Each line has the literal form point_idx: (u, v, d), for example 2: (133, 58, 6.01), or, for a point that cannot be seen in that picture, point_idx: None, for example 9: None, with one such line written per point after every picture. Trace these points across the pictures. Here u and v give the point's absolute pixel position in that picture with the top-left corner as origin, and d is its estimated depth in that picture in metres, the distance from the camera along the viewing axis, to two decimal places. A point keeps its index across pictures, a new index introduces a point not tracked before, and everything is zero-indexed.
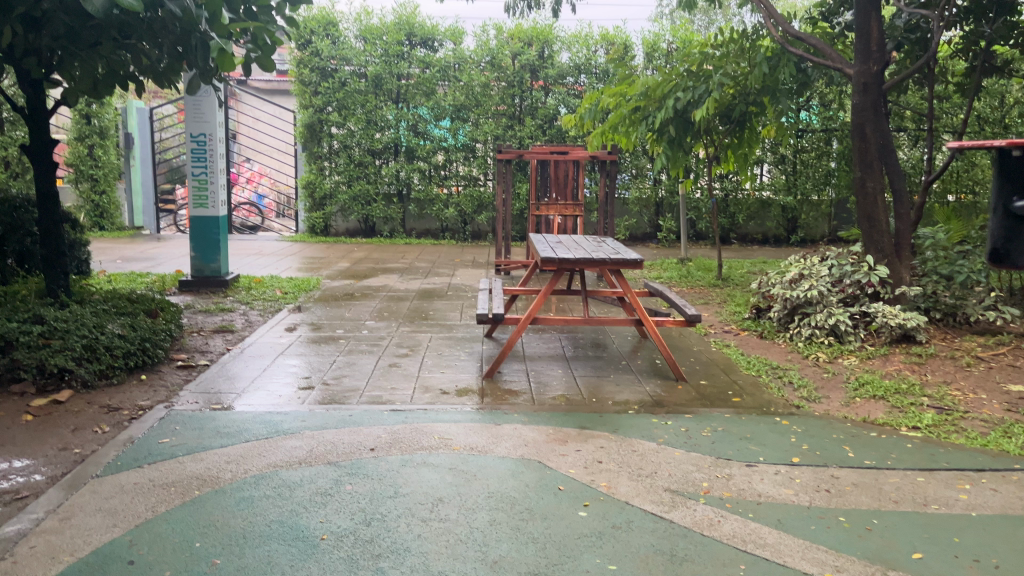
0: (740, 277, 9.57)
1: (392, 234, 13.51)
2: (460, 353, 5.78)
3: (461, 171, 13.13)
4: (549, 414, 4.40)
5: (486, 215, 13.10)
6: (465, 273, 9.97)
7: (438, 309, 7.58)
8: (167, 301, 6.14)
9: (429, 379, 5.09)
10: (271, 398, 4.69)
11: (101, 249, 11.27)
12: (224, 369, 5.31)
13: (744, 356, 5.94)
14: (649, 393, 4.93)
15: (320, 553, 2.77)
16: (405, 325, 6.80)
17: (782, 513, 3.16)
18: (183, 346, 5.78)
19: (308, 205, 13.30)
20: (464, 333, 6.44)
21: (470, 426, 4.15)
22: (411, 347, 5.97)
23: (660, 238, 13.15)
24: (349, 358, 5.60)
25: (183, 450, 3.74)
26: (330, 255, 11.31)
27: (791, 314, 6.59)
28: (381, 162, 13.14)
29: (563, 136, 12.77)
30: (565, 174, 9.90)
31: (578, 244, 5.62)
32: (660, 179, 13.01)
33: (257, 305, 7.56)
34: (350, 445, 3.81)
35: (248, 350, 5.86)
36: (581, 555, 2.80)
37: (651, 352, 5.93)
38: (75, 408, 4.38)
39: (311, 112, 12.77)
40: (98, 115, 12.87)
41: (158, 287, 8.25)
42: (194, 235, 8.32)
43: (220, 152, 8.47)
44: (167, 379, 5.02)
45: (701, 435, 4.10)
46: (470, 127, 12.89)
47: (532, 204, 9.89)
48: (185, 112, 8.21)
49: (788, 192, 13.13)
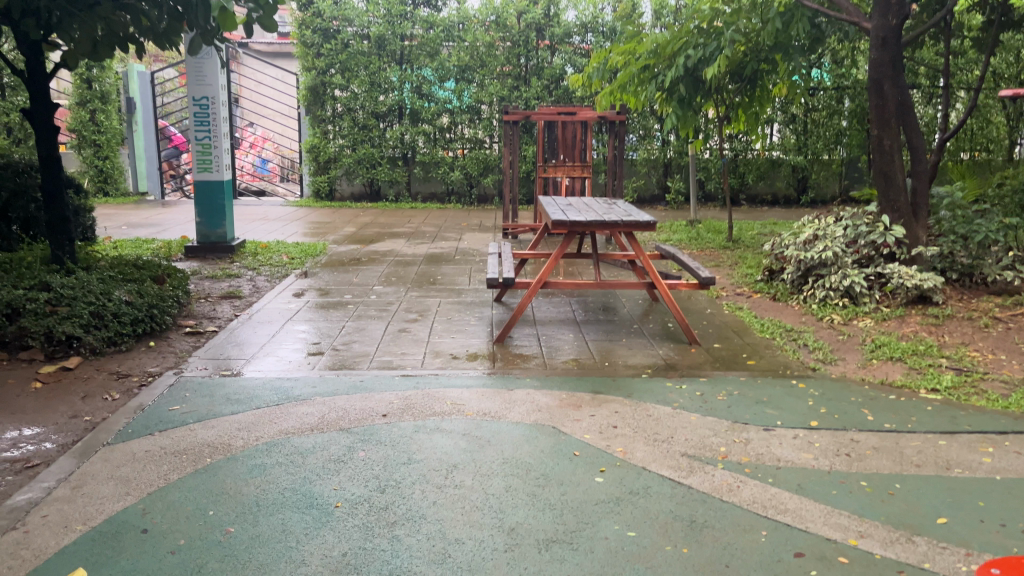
0: (751, 238, 9.46)
1: (397, 198, 13.39)
2: (470, 318, 5.72)
3: (466, 133, 12.95)
4: (562, 378, 4.35)
5: (492, 177, 12.95)
6: (472, 236, 9.87)
7: (446, 273, 7.50)
8: (174, 267, 6.07)
9: (439, 344, 5.04)
10: (281, 364, 4.65)
11: (105, 215, 11.19)
12: (232, 335, 5.26)
13: (758, 318, 5.87)
14: (662, 356, 4.88)
15: (335, 521, 2.73)
16: (413, 290, 6.73)
17: (802, 478, 3.12)
18: (191, 312, 5.73)
19: (313, 169, 13.15)
20: (473, 298, 6.38)
21: (481, 392, 4.10)
22: (420, 312, 5.91)
23: (669, 200, 13.00)
24: (358, 324, 5.55)
25: (193, 417, 3.70)
26: (335, 220, 11.21)
27: (805, 276, 6.49)
28: (385, 125, 12.96)
29: (570, 96, 12.55)
30: (573, 135, 9.74)
31: (589, 206, 5.51)
32: (669, 139, 12.82)
33: (264, 271, 7.49)
34: (361, 411, 3.77)
35: (255, 315, 5.81)
36: (599, 522, 2.76)
37: (663, 315, 5.85)
38: (84, 376, 4.34)
39: (314, 75, 12.58)
40: (99, 79, 12.71)
41: (163, 253, 8.19)
42: (199, 201, 8.23)
43: (223, 116, 8.33)
44: (176, 346, 4.97)
45: (717, 399, 4.05)
46: (475, 88, 12.68)
47: (540, 167, 9.75)
48: (186, 75, 8.06)
49: (798, 152, 12.95)
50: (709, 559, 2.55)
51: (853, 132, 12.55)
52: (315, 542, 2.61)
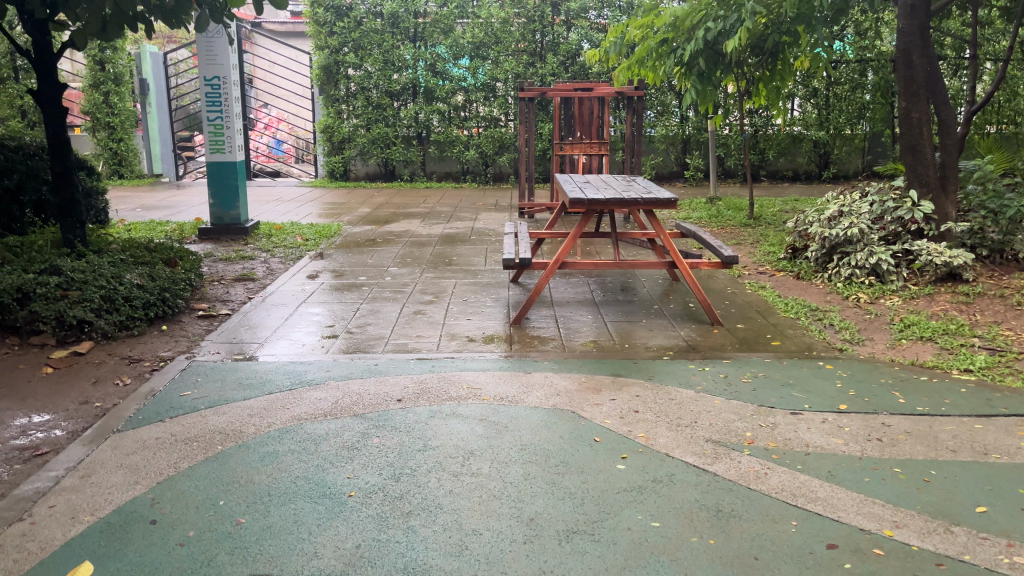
0: (772, 215, 9.26)
1: (412, 177, 13.26)
2: (486, 299, 5.62)
3: (481, 111, 12.77)
4: (580, 361, 4.24)
5: (507, 156, 12.79)
6: (488, 216, 9.74)
7: (462, 254, 7.39)
8: (187, 249, 6.00)
9: (455, 326, 4.94)
10: (295, 348, 4.57)
11: (120, 198, 11.16)
12: (246, 318, 5.20)
13: (782, 298, 5.72)
14: (683, 337, 4.75)
15: (348, 512, 2.65)
16: (429, 271, 6.63)
17: (833, 465, 2.99)
18: (204, 295, 5.67)
19: (327, 149, 13.03)
20: (489, 279, 6.27)
21: (498, 375, 4.00)
22: (435, 293, 5.81)
23: (687, 177, 12.79)
24: (372, 306, 5.46)
25: (204, 402, 3.63)
26: (350, 200, 11.12)
27: (830, 254, 6.32)
28: (400, 104, 12.82)
29: (587, 72, 12.35)
30: (590, 112, 9.56)
31: (607, 184, 5.36)
32: (687, 115, 12.60)
33: (278, 252, 7.42)
34: (376, 396, 3.68)
35: (269, 298, 5.74)
36: (621, 511, 2.66)
37: (684, 295, 5.71)
38: (96, 361, 4.28)
39: (327, 53, 12.43)
40: (112, 60, 12.67)
41: (177, 235, 8.13)
42: (212, 182, 8.15)
43: (235, 96, 8.22)
44: (189, 329, 4.91)
45: (741, 381, 3.92)
46: (490, 65, 12.50)
47: (556, 144, 9.60)
48: (197, 54, 7.96)
49: (820, 127, 12.68)
50: (737, 550, 2.44)
51: (877, 105, 12.25)
52: (327, 533, 2.53)
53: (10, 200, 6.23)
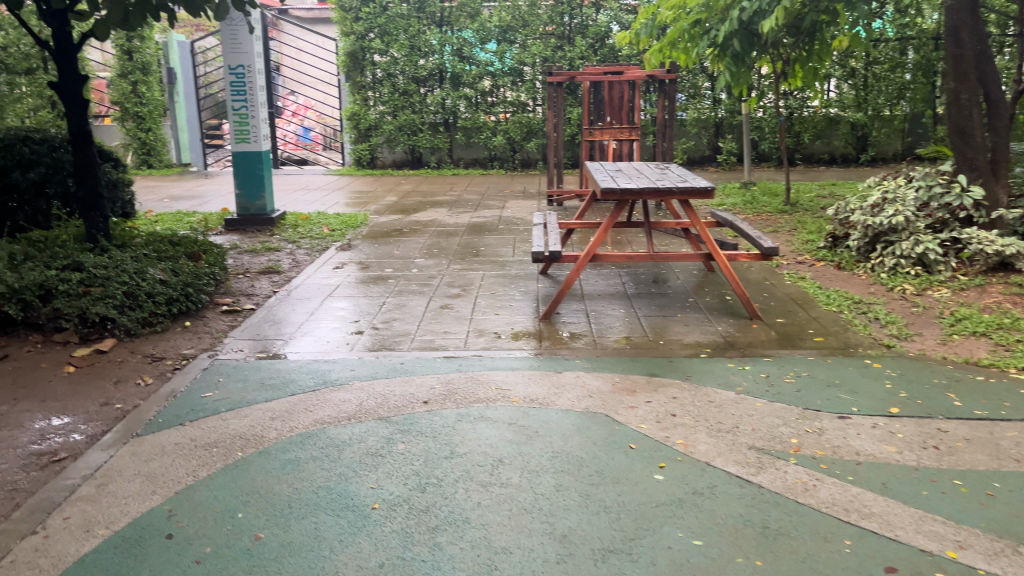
0: (810, 201, 8.95)
1: (439, 164, 13.08)
2: (514, 292, 5.46)
3: (509, 96, 12.56)
4: (613, 359, 4.07)
5: (535, 141, 12.58)
6: (516, 204, 9.56)
7: (490, 244, 7.23)
8: (211, 242, 5.90)
9: (483, 322, 4.79)
10: (319, 345, 4.45)
11: (148, 188, 11.16)
12: (270, 313, 5.10)
13: (823, 289, 5.48)
14: (720, 333, 4.55)
15: (371, 526, 2.52)
16: (456, 263, 6.48)
17: (886, 476, 2.80)
18: (228, 289, 5.58)
19: (354, 137, 12.92)
20: (517, 271, 6.10)
21: (529, 375, 3.84)
22: (463, 286, 5.66)
23: (720, 161, 12.47)
24: (399, 300, 5.33)
25: (226, 405, 3.52)
26: (377, 189, 10.99)
27: (873, 243, 6.05)
28: (426, 90, 12.65)
29: (616, 55, 12.08)
30: (621, 96, 9.24)
31: (640, 172, 5.15)
32: (720, 98, 12.28)
33: (304, 244, 7.32)
34: (401, 398, 3.55)
35: (294, 292, 5.63)
36: (661, 528, 2.50)
37: (720, 288, 5.50)
38: (118, 359, 4.20)
39: (353, 40, 12.28)
40: (139, 50, 12.65)
41: (203, 226, 8.07)
42: (237, 172, 8.08)
43: (260, 84, 8.11)
44: (212, 326, 4.81)
45: (783, 382, 3.72)
46: (518, 49, 12.27)
47: (585, 129, 9.37)
48: (221, 43, 7.87)
49: (857, 108, 12.27)
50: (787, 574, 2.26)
51: (918, 85, 11.87)
52: (349, 550, 2.40)
53: (35, 193, 6.19)
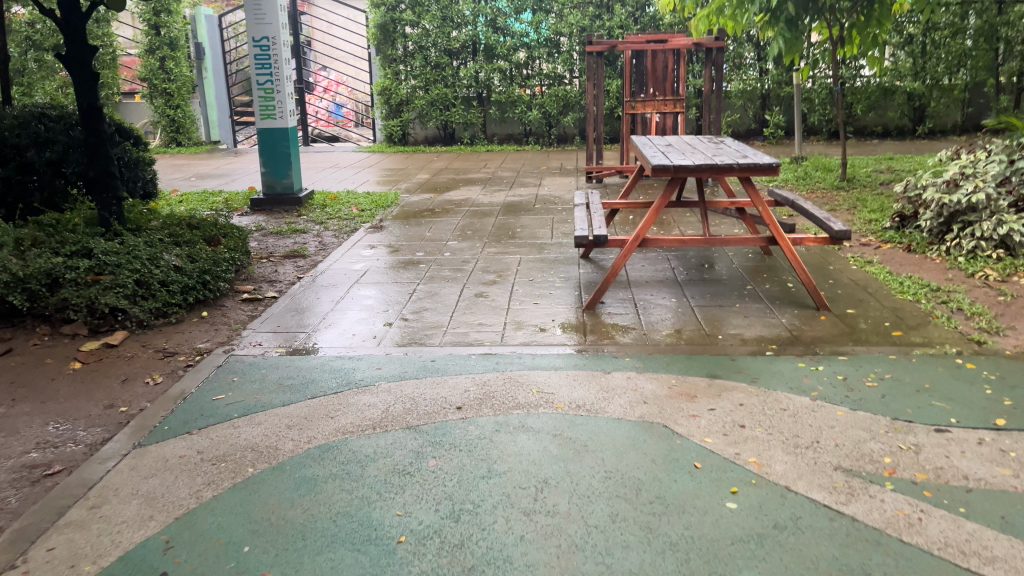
0: (867, 177, 8.37)
1: (472, 140, 12.62)
2: (555, 279, 5.04)
3: (544, 69, 12.06)
4: (668, 357, 3.65)
5: (572, 115, 12.07)
6: (553, 182, 9.11)
7: (527, 224, 6.81)
8: (231, 224, 5.58)
9: (521, 313, 4.39)
10: (344, 339, 4.10)
11: (176, 166, 10.91)
12: (292, 302, 4.76)
13: (894, 275, 4.95)
14: (785, 326, 4.10)
15: (397, 566, 2.15)
16: (491, 245, 6.08)
17: (1005, 508, 2.36)
18: (250, 275, 5.25)
19: (385, 113, 12.52)
20: (557, 254, 5.68)
21: (574, 377, 3.45)
22: (499, 272, 5.26)
23: (767, 135, 11.84)
24: (430, 287, 4.96)
25: (239, 409, 3.18)
26: (408, 166, 10.62)
27: (947, 223, 5.48)
28: (459, 63, 12.20)
29: (658, 24, 11.52)
30: (664, 66, 8.73)
31: (693, 147, 4.68)
32: (767, 69, 11.67)
33: (332, 225, 6.98)
34: (432, 403, 3.17)
35: (320, 278, 5.29)
36: (739, 574, 2.10)
37: (779, 274, 5.03)
38: (128, 355, 3.89)
39: (383, 12, 11.88)
40: (166, 24, 12.39)
41: (229, 206, 7.77)
42: (263, 150, 7.75)
43: (286, 57, 7.72)
44: (231, 316, 4.49)
45: (865, 385, 3.26)
46: (554, 19, 11.75)
47: (627, 102, 8.86)
48: (245, 13, 7.51)
49: (914, 77, 11.53)
50: None
51: (979, 52, 11.05)
52: None
53: (52, 173, 5.89)
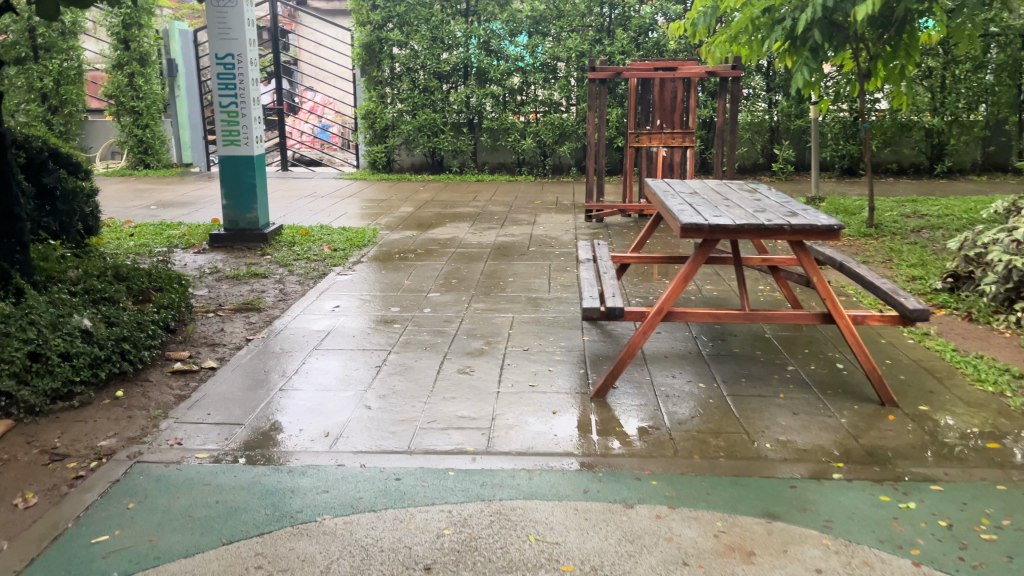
0: (894, 223, 7.61)
1: (461, 169, 11.79)
2: (556, 349, 4.20)
3: (540, 95, 11.29)
4: (707, 481, 2.80)
5: (569, 145, 11.31)
6: (548, 219, 8.31)
7: (520, 272, 5.98)
8: (170, 272, 4.70)
9: (515, 400, 3.53)
10: (288, 436, 3.21)
11: (138, 192, 10.05)
12: (234, 376, 3.88)
13: (962, 352, 4.11)
14: (848, 429, 3.26)
15: None
16: (479, 299, 5.24)
17: None
18: (188, 336, 4.38)
19: (369, 138, 11.67)
20: (556, 315, 4.84)
21: (584, 510, 2.58)
22: (487, 337, 4.41)
23: (775, 170, 11.13)
24: (403, 358, 4.10)
25: (123, 565, 2.30)
26: (392, 196, 9.80)
27: (1015, 288, 4.64)
28: (449, 87, 11.41)
29: (662, 50, 10.83)
30: (673, 96, 7.92)
31: (726, 199, 3.87)
32: (777, 101, 11.01)
33: (297, 268, 6.13)
34: (394, 561, 2.30)
35: (273, 340, 4.42)
36: None
37: (825, 350, 4.18)
38: (4, 458, 3.01)
39: (369, 30, 11.13)
40: (136, 38, 11.60)
41: (185, 243, 6.91)
42: (225, 180, 6.91)
43: (253, 76, 6.88)
44: (153, 397, 3.60)
45: (978, 539, 2.42)
46: (551, 43, 11.05)
47: (631, 134, 8.08)
48: (207, 27, 6.67)
49: (933, 112, 10.80)
50: None
51: (1002, 87, 10.51)
52: None
53: None
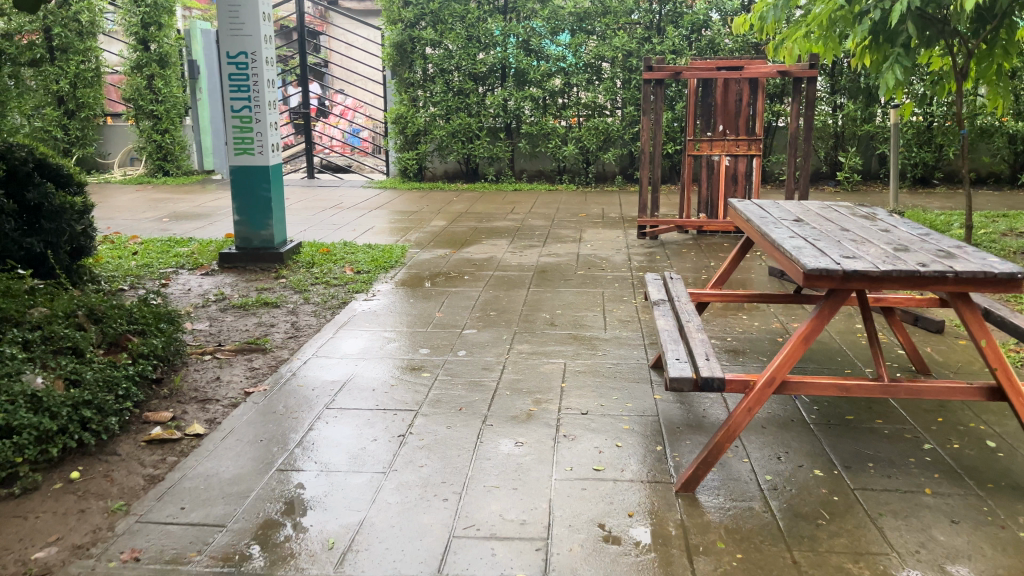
0: (993, 243, 6.65)
1: (498, 177, 11.02)
2: (623, 415, 3.36)
3: (583, 98, 10.48)
4: None
5: (614, 151, 10.48)
6: (596, 235, 7.49)
7: (571, 303, 5.16)
8: (158, 309, 3.98)
9: (578, 493, 2.71)
10: (282, 546, 2.43)
11: (154, 202, 9.43)
12: (223, 446, 3.11)
13: None
14: None
15: None
16: (523, 339, 4.44)
17: None
18: (174, 389, 3.64)
19: (399, 144, 10.93)
20: (617, 363, 4.00)
21: None
22: (535, 394, 3.59)
23: (840, 180, 10.19)
24: (432, 423, 3.30)
25: None
26: (423, 208, 9.06)
27: None
28: (485, 90, 10.63)
29: (717, 49, 9.97)
30: (738, 99, 7.06)
31: (850, 232, 3.03)
32: (843, 104, 10.06)
33: (314, 295, 5.38)
34: None
35: (277, 395, 3.65)
36: None
37: (965, 417, 3.31)
38: None
39: (401, 29, 10.40)
40: (156, 38, 11.00)
41: (194, 263, 6.21)
42: (237, 193, 6.20)
43: (270, 77, 6.14)
44: (117, 479, 2.85)
45: None
46: (596, 42, 10.24)
47: (689, 142, 7.22)
48: (218, 22, 5.95)
49: (1019, 116, 9.75)
50: None
51: None
52: None
53: None
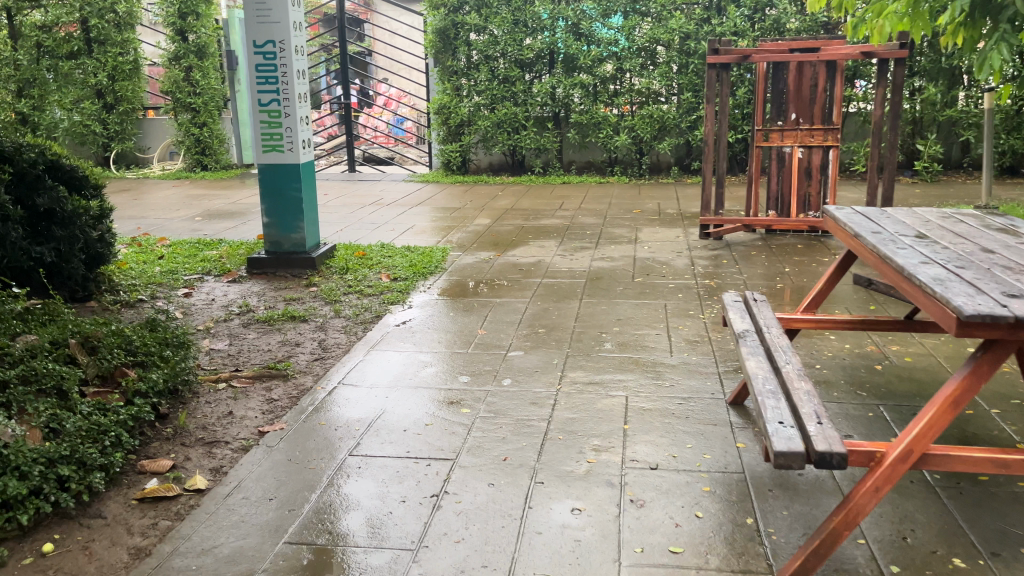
0: None
1: (545, 169, 10.42)
2: (703, 471, 2.79)
3: (636, 84, 9.82)
4: None
5: (670, 141, 9.79)
6: (653, 235, 6.88)
7: (629, 318, 4.59)
8: (163, 336, 3.54)
9: None
10: None
11: (190, 199, 9.09)
12: (227, 508, 2.63)
13: None
14: None
15: None
16: (578, 364, 3.88)
17: None
18: (178, 428, 3.17)
19: (442, 135, 10.38)
20: (689, 399, 3.41)
21: None
22: (593, 441, 3.04)
23: (918, 169, 9.35)
24: (473, 479, 2.76)
25: None
26: (466, 204, 8.55)
27: None
28: (533, 77, 10.04)
29: (783, 29, 9.21)
30: (813, 84, 6.34)
31: (995, 253, 2.44)
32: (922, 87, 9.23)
33: (345, 307, 4.90)
34: None
35: (295, 436, 3.16)
36: None
37: None
38: None
39: (444, 14, 9.83)
40: (193, 28, 10.68)
41: (221, 268, 5.79)
42: (266, 194, 5.75)
43: (300, 67, 5.66)
44: (97, 552, 2.39)
45: None
46: (650, 24, 9.58)
47: (757, 133, 6.55)
48: (245, 8, 5.49)
49: None
50: None
51: None
52: None
53: None
